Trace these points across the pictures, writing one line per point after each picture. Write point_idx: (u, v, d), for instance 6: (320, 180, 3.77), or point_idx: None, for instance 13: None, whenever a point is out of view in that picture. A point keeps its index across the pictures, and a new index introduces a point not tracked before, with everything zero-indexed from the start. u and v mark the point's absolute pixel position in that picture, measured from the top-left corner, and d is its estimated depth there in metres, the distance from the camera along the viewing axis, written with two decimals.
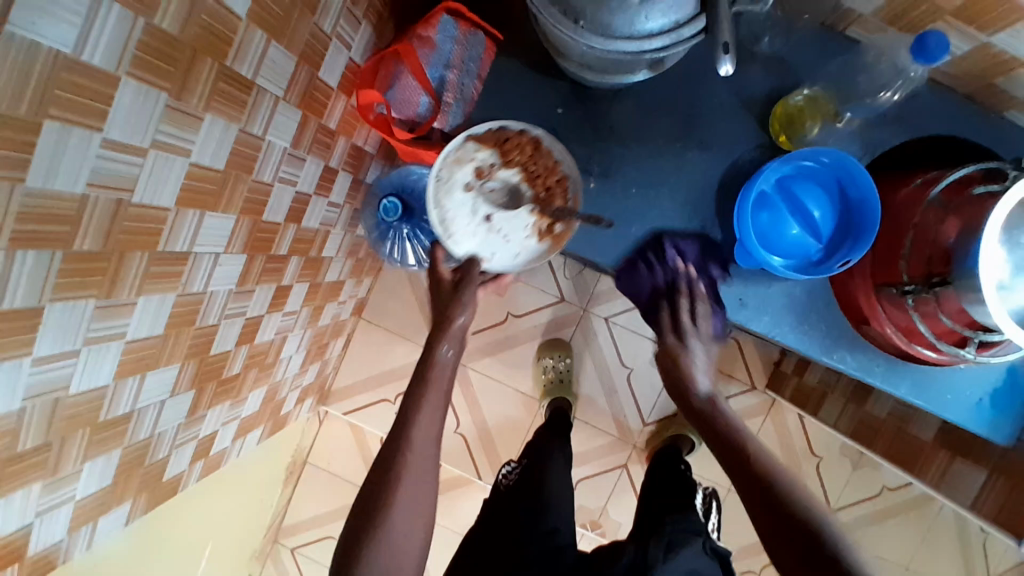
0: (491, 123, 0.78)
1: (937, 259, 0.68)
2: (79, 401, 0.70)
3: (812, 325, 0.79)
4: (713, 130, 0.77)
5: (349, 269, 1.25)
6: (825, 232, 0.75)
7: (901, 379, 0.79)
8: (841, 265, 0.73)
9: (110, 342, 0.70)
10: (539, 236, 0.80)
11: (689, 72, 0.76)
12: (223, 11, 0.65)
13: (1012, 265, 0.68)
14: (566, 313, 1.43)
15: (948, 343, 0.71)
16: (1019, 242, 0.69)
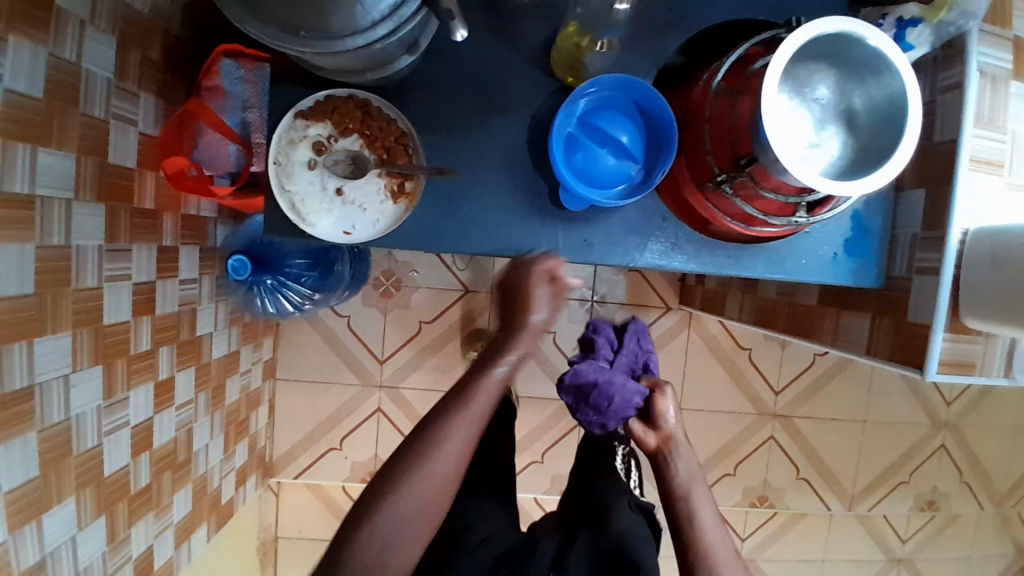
0: (317, 95, 0.74)
1: (739, 141, 0.70)
2: None
3: (659, 238, 0.81)
4: (507, 91, 0.77)
5: (239, 338, 1.22)
6: (638, 153, 0.76)
7: (757, 260, 0.81)
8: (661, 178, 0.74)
9: None
10: (393, 199, 0.76)
11: (465, 43, 0.76)
12: None
13: (815, 121, 0.71)
14: (475, 303, 1.43)
15: (780, 216, 0.73)
16: (817, 96, 0.71)
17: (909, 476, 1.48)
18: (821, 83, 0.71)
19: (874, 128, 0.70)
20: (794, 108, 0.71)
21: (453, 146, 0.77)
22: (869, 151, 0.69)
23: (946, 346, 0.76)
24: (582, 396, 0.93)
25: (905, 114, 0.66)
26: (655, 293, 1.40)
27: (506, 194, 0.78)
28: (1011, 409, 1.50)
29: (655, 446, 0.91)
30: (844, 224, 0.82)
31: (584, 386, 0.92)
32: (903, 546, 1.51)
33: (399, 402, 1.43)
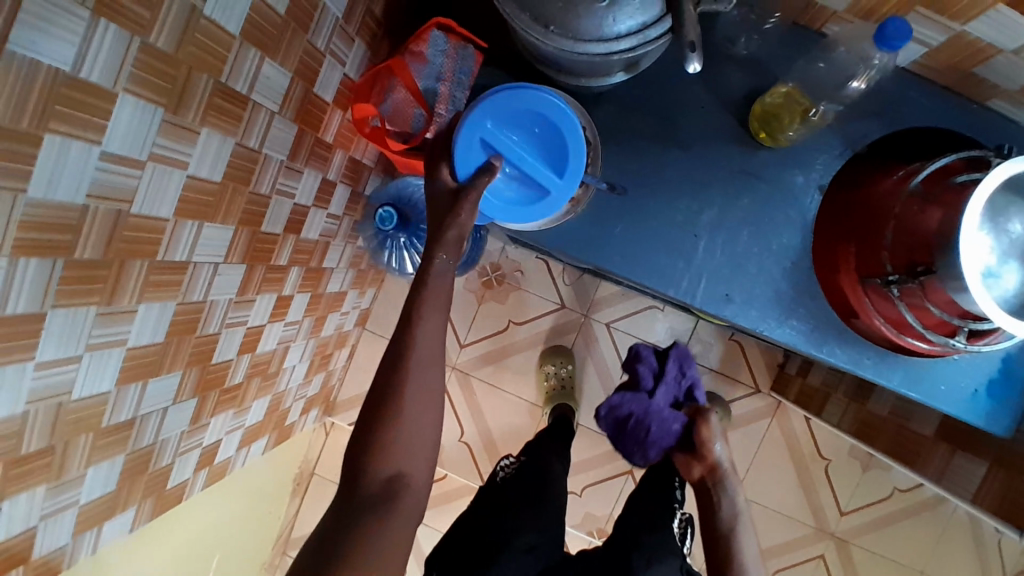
0: None
1: (918, 248, 0.67)
2: (82, 406, 0.72)
3: (799, 318, 0.79)
4: (695, 130, 0.79)
5: (351, 280, 1.28)
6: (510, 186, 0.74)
7: (893, 372, 0.78)
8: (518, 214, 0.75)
9: (112, 348, 0.73)
10: None
11: (669, 75, 0.78)
12: (217, 30, 0.68)
13: (998, 253, 0.68)
14: (568, 320, 1.44)
15: (940, 334, 0.70)
16: (1009, 230, 0.68)
17: None
18: (1018, 219, 0.68)
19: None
20: (982, 234, 0.68)
21: (628, 166, 0.79)
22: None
23: None
24: (619, 428, 0.97)
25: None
26: (748, 369, 1.36)
27: (662, 228, 0.79)
28: None
29: (700, 475, 0.92)
30: (994, 364, 0.78)
31: (620, 417, 0.96)
32: None
33: (466, 388, 1.46)
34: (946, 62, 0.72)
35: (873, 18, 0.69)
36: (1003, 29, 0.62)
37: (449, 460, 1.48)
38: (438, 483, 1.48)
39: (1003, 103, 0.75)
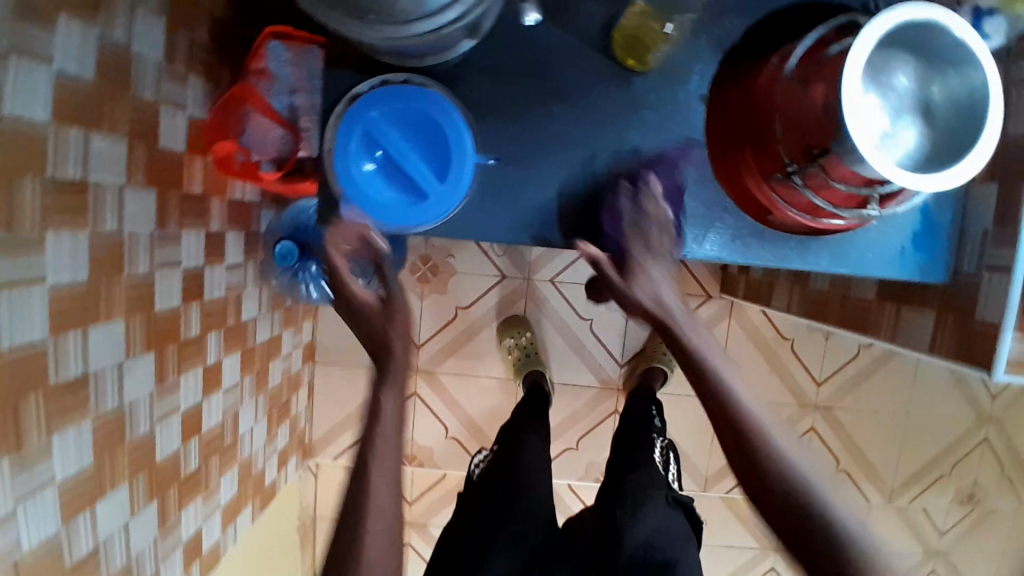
0: (374, 80, 0.70)
1: (811, 130, 0.65)
2: (30, 561, 0.66)
3: (717, 232, 0.79)
4: (566, 75, 0.74)
5: (282, 322, 1.21)
6: (388, 187, 0.66)
7: (819, 255, 0.79)
8: (392, 213, 0.66)
9: (40, 493, 0.66)
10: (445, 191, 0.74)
11: (523, 27, 0.73)
12: (18, 123, 0.59)
13: (889, 110, 0.68)
14: (512, 289, 1.41)
15: (852, 209, 0.69)
16: (894, 86, 0.69)
17: (949, 469, 1.48)
18: (901, 73, 0.68)
19: (949, 123, 0.67)
20: (870, 96, 0.68)
21: (513, 135, 0.75)
22: (944, 145, 0.66)
23: (1016, 346, 0.72)
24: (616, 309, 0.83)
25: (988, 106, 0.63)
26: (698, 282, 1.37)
27: (561, 187, 0.76)
28: None
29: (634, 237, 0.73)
30: (911, 217, 0.79)
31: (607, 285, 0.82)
32: (942, 539, 1.51)
33: (435, 388, 1.43)
34: None
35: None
36: None
37: (443, 460, 1.46)
38: (439, 484, 1.47)
39: None
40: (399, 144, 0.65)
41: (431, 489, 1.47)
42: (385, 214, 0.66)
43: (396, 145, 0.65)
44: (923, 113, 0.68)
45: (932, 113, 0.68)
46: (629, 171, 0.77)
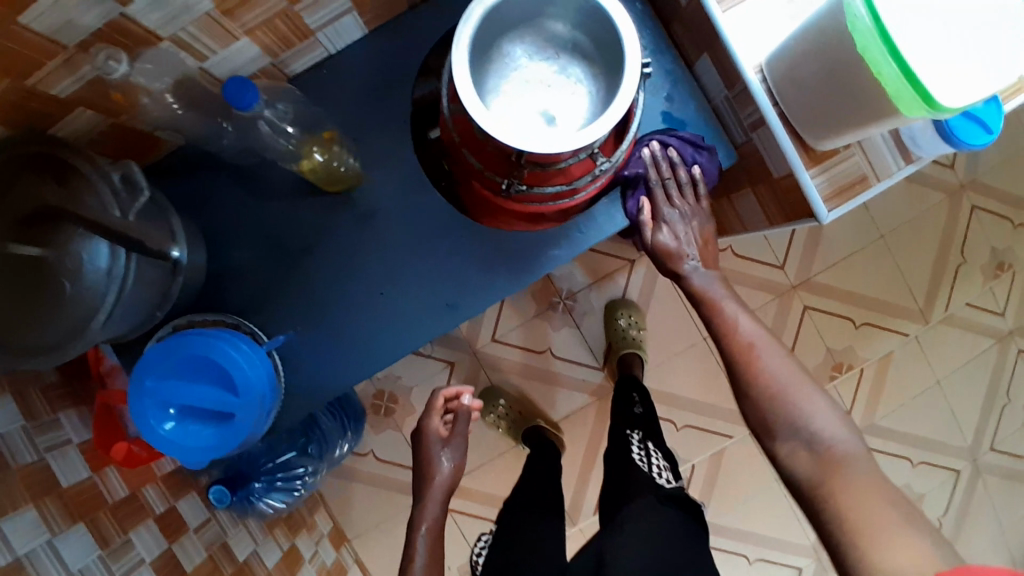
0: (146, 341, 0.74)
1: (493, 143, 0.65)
2: None
3: (510, 259, 0.78)
4: (305, 222, 0.77)
5: (287, 535, 1.23)
6: (199, 429, 0.69)
7: (600, 221, 0.78)
8: (213, 449, 0.69)
9: None
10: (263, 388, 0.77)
11: (243, 213, 0.76)
12: None
13: (552, 71, 0.67)
14: (467, 370, 1.42)
15: (587, 173, 0.70)
16: (522, 55, 0.67)
17: (962, 254, 1.46)
18: (515, 48, 0.66)
19: (594, 39, 0.66)
20: (524, 81, 0.67)
21: (291, 304, 0.77)
22: (609, 59, 0.66)
23: (821, 185, 0.68)
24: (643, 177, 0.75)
25: (601, 6, 0.63)
26: (612, 257, 1.43)
27: (354, 318, 0.77)
28: (1005, 143, 1.44)
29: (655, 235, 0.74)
30: (663, 131, 0.78)
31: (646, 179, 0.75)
32: (1005, 318, 1.49)
33: (464, 495, 1.41)
34: None
35: (302, 30, 0.68)
36: None
37: None
38: None
39: None
40: (186, 390, 0.69)
41: None
42: (208, 453, 0.69)
43: (180, 391, 0.68)
44: (573, 51, 0.67)
45: (576, 43, 0.67)
46: (406, 257, 0.77)
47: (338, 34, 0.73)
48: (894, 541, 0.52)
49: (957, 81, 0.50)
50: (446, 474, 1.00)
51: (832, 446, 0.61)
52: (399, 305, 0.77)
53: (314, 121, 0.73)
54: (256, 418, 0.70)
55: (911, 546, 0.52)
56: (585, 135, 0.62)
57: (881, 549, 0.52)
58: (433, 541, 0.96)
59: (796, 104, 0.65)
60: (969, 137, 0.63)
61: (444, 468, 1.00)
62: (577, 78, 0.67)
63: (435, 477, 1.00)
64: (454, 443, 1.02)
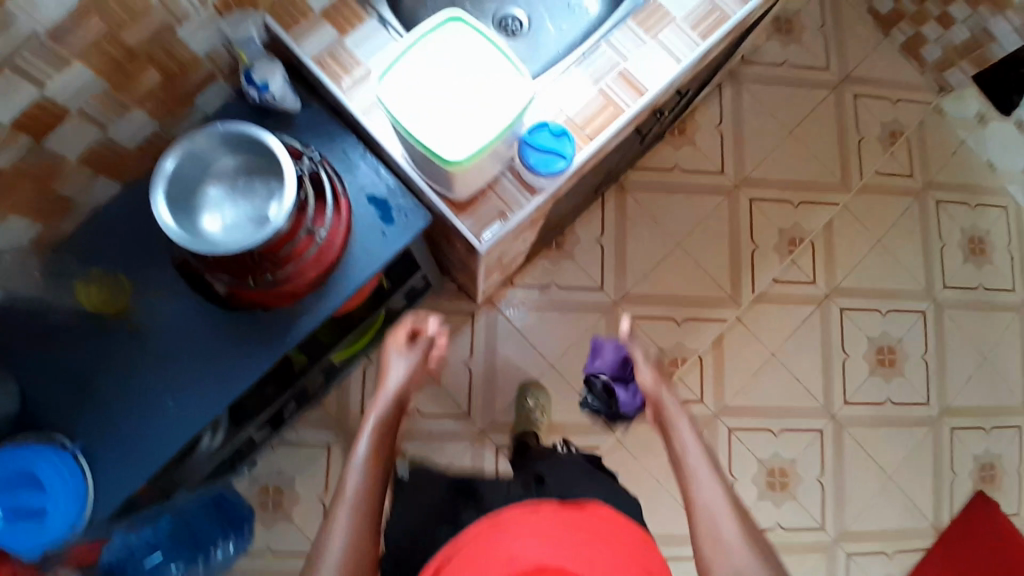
0: None
1: (225, 263, 0.87)
2: None
3: (262, 340, 0.95)
4: (92, 339, 0.93)
5: None
6: (20, 531, 0.85)
7: (337, 289, 0.96)
8: (31, 545, 0.85)
9: None
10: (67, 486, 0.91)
11: (40, 347, 0.92)
12: None
13: (232, 192, 0.89)
14: (345, 447, 1.53)
15: (312, 245, 0.91)
16: (211, 201, 0.88)
17: (754, 241, 1.66)
18: (208, 198, 0.88)
19: (243, 152, 0.88)
20: (229, 211, 0.88)
21: (86, 415, 0.92)
22: (264, 156, 0.88)
23: (469, 224, 0.93)
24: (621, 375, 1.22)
25: (224, 133, 0.86)
26: (451, 314, 1.59)
27: (149, 410, 0.93)
28: (765, 144, 1.70)
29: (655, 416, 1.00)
30: (371, 208, 0.98)
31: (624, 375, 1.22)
32: (818, 285, 1.67)
33: None
34: (122, 158, 0.94)
35: (61, 200, 0.91)
36: (75, 141, 0.85)
37: None
38: None
39: (186, 127, 0.99)
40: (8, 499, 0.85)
41: None
42: (28, 547, 0.85)
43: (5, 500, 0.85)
44: (249, 165, 0.89)
45: (240, 164, 0.89)
46: (183, 352, 0.94)
47: (93, 198, 0.96)
48: None
49: (452, 131, 0.82)
50: (398, 389, 0.97)
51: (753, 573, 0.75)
52: (182, 394, 0.93)
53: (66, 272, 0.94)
54: (66, 515, 0.86)
55: None
56: (284, 209, 0.83)
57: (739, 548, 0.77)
58: (381, 433, 0.91)
59: (432, 174, 0.90)
60: (545, 167, 0.90)
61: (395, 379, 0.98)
62: (259, 184, 0.89)
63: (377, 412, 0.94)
64: (411, 358, 1.01)
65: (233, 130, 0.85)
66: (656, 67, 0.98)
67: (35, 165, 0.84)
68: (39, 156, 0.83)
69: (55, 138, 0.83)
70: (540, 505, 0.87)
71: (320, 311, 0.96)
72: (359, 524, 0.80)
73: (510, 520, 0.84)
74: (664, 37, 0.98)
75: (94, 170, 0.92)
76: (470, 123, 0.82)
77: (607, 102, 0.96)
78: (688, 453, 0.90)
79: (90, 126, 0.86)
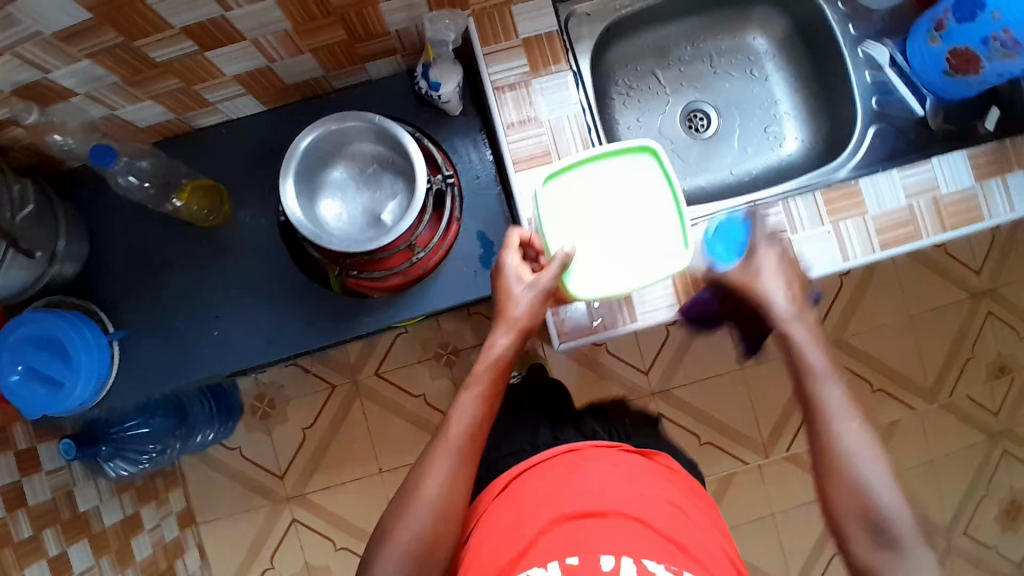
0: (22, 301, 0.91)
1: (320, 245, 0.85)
2: None
3: (319, 318, 0.96)
4: (176, 242, 0.96)
5: (133, 501, 1.35)
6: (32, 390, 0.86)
7: (410, 305, 0.96)
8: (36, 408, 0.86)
9: None
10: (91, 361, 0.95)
11: (127, 228, 0.95)
12: None
13: (358, 178, 0.87)
14: (345, 395, 1.55)
15: (407, 260, 0.89)
16: (334, 177, 0.86)
17: None
18: (333, 175, 0.86)
19: (384, 146, 0.85)
20: (346, 196, 0.86)
21: (140, 307, 0.95)
22: (402, 161, 0.86)
23: (559, 318, 0.90)
24: None
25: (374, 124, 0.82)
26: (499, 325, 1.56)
27: (194, 329, 0.95)
28: (878, 314, 1.60)
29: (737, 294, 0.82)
30: (477, 247, 0.95)
31: None
32: None
33: (306, 504, 1.54)
34: (278, 89, 0.92)
35: (200, 101, 0.88)
36: (238, 60, 0.80)
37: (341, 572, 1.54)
38: None
39: (345, 82, 0.95)
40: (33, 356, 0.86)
41: None
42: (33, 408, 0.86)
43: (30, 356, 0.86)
44: (385, 160, 0.87)
45: (377, 153, 0.86)
46: (247, 291, 0.96)
47: (229, 110, 0.93)
48: None
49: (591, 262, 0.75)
50: (510, 337, 0.73)
51: (891, 531, 0.65)
52: (229, 329, 0.95)
53: (175, 171, 0.91)
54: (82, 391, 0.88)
55: None
56: (398, 226, 0.81)
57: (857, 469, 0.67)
58: (488, 387, 0.73)
59: None
60: None
61: (512, 316, 0.73)
62: (387, 180, 0.87)
63: (492, 347, 0.74)
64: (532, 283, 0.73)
65: (383, 126, 0.81)
66: (823, 252, 0.86)
67: (191, 70, 0.79)
68: (199, 64, 0.79)
69: (219, 53, 0.77)
70: (618, 447, 0.82)
71: (385, 315, 0.96)
72: (457, 474, 0.69)
73: (591, 458, 0.79)
74: (844, 225, 0.87)
75: (244, 90, 0.88)
76: (613, 259, 0.75)
77: None
78: (816, 368, 0.73)
79: (257, 54, 0.80)
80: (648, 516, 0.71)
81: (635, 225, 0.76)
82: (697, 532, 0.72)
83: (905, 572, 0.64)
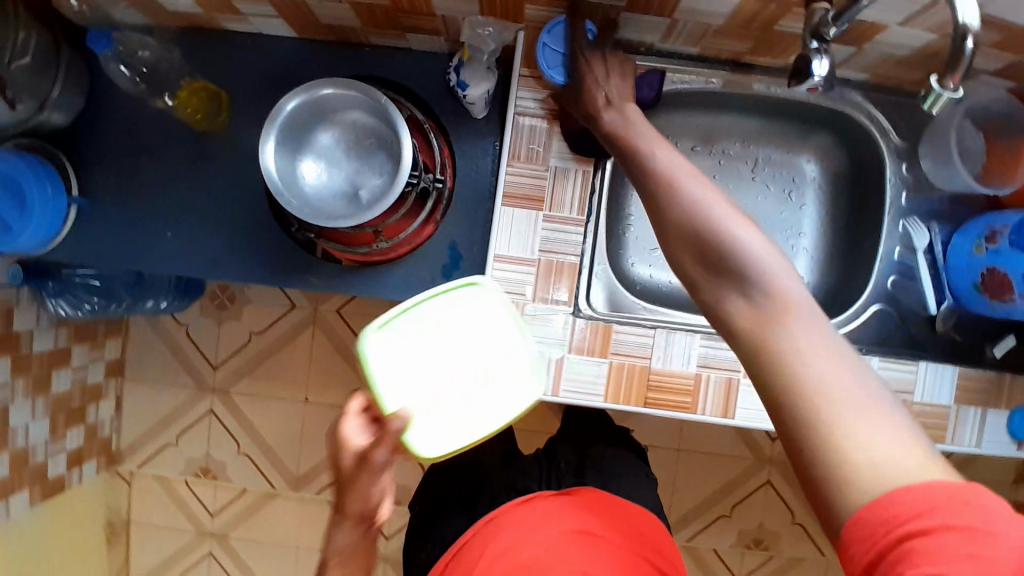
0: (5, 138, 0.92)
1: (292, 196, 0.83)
2: None
3: (271, 258, 0.94)
4: (166, 133, 0.94)
5: (68, 336, 1.38)
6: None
7: (359, 283, 0.94)
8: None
9: None
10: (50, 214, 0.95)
11: (126, 100, 0.94)
12: None
13: (346, 147, 0.83)
14: (301, 319, 1.55)
15: (367, 243, 0.87)
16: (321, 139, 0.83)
17: None
18: (319, 139, 0.83)
19: (380, 120, 0.82)
20: (330, 161, 0.83)
21: (111, 180, 0.95)
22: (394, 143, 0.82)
23: None
24: None
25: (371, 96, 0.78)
26: None
27: (152, 221, 0.95)
28: None
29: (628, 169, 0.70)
30: (445, 255, 0.93)
31: None
32: None
33: (228, 402, 1.57)
34: (312, 24, 0.88)
35: (231, 8, 0.84)
36: None
37: (236, 475, 1.59)
38: (238, 498, 1.59)
39: (383, 42, 0.91)
40: None
41: (230, 504, 1.60)
42: None
43: None
44: (379, 136, 0.83)
45: (372, 127, 0.83)
46: (213, 205, 0.95)
47: (261, 25, 0.90)
48: (878, 433, 0.45)
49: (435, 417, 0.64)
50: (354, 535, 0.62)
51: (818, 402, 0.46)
52: (185, 235, 0.95)
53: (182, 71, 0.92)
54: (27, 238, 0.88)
55: (888, 430, 0.45)
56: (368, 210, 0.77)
57: (800, 360, 0.48)
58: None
59: None
60: None
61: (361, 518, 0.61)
62: (375, 156, 0.83)
63: (333, 546, 0.63)
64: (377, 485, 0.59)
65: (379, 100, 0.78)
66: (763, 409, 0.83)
67: None
68: None
69: None
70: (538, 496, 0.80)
71: (331, 281, 0.94)
72: None
73: (504, 518, 0.77)
74: None
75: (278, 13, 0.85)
76: (460, 411, 0.65)
77: (692, 391, 0.84)
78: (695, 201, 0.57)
79: None
80: (553, 560, 0.68)
81: (480, 372, 0.66)
82: (614, 561, 0.70)
83: (810, 349, 0.48)
